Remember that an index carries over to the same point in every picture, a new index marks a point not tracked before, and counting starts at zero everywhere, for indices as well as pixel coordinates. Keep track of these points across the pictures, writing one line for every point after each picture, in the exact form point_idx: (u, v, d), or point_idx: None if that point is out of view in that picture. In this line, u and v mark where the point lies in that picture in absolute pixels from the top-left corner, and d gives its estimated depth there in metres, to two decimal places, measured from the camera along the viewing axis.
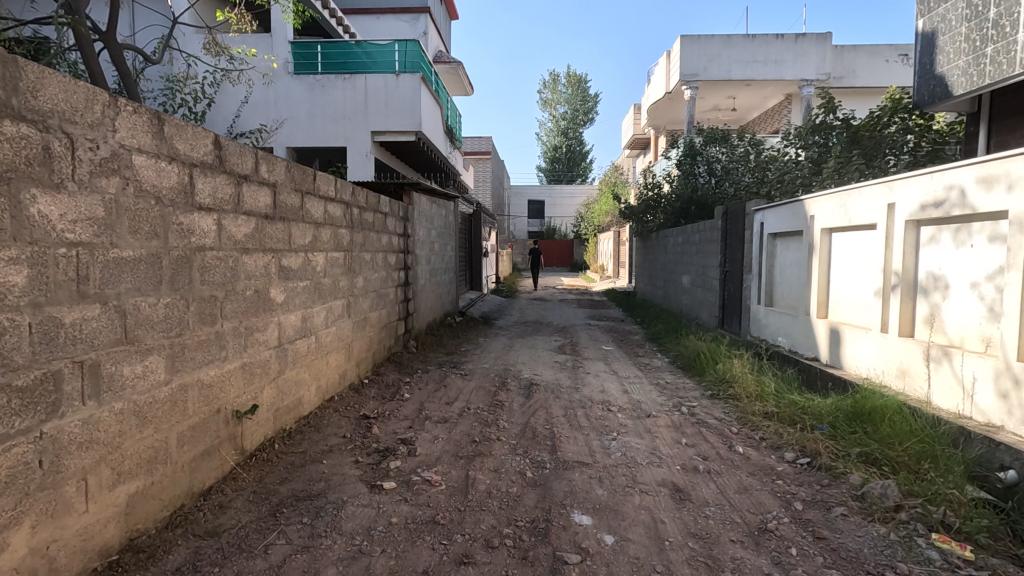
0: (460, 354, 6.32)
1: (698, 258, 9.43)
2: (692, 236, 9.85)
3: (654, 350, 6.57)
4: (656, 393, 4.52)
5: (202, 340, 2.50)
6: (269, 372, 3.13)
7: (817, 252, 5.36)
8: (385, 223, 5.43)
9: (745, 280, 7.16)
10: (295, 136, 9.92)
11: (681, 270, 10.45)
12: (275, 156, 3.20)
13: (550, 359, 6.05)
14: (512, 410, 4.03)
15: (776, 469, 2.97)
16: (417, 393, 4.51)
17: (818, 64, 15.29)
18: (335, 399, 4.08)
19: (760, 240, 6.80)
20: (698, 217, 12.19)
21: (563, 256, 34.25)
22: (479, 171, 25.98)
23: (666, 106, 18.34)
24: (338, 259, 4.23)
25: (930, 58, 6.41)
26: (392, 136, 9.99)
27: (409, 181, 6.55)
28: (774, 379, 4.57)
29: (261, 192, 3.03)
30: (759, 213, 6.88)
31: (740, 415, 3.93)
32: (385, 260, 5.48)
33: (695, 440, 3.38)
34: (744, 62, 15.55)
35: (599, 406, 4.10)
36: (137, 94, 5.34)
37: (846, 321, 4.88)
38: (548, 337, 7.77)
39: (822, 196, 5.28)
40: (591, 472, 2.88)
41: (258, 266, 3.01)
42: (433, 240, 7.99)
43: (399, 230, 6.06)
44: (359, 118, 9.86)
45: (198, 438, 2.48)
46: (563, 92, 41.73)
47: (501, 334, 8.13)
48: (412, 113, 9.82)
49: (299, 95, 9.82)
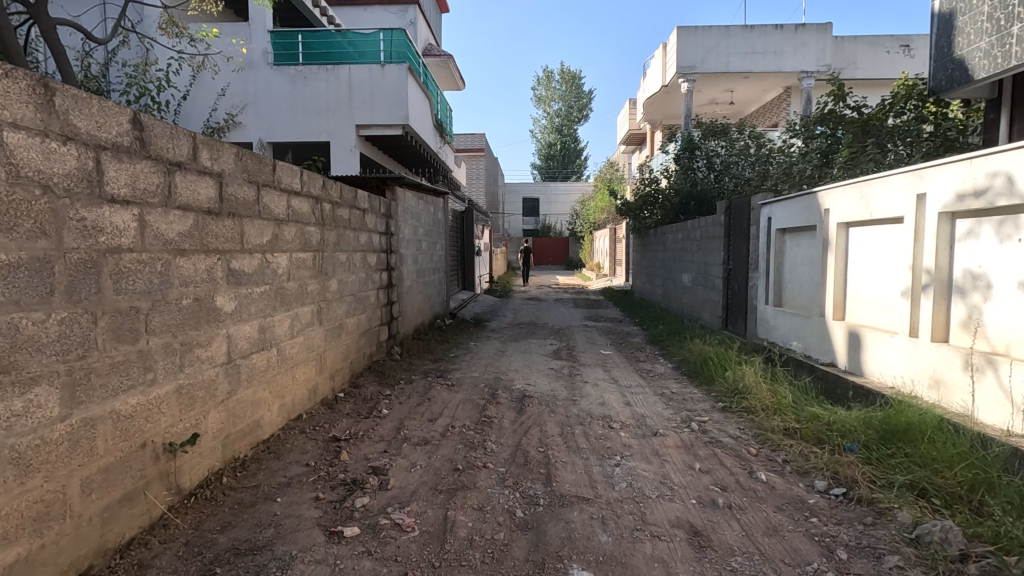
0: (448, 361, 5.88)
1: (699, 256, 9.02)
2: (693, 232, 9.43)
3: (657, 355, 6.15)
4: (662, 406, 4.09)
5: (116, 361, 2.04)
6: (214, 394, 2.68)
7: (833, 248, 4.94)
8: (363, 220, 4.99)
9: (751, 279, 6.77)
10: (275, 130, 9.44)
11: (682, 268, 10.04)
12: (221, 141, 2.74)
13: (545, 365, 5.61)
14: (502, 429, 3.58)
15: (808, 503, 2.54)
16: (396, 408, 4.06)
17: (818, 55, 14.91)
18: (303, 419, 3.63)
19: (766, 236, 6.38)
20: (698, 213, 11.77)
21: (558, 254, 33.83)
22: (473, 168, 25.52)
23: (663, 100, 17.92)
24: (306, 261, 3.78)
25: (948, 41, 5.99)
26: (378, 130, 9.53)
27: (392, 176, 6.05)
28: (790, 390, 4.15)
29: (202, 183, 2.57)
30: (765, 207, 6.46)
31: (757, 431, 3.50)
32: (364, 260, 5.04)
33: (710, 465, 2.95)
34: (742, 54, 15.15)
35: (599, 423, 3.67)
36: (72, 76, 4.89)
37: (869, 324, 4.46)
38: (542, 340, 7.33)
39: (839, 187, 4.85)
40: (592, 511, 2.44)
41: (199, 270, 2.55)
42: (421, 239, 7.54)
43: (381, 229, 5.61)
44: (343, 111, 9.39)
45: (115, 482, 2.03)
46: (557, 89, 41.29)
47: (494, 337, 7.69)
48: (399, 105, 9.35)
49: (278, 87, 9.34)
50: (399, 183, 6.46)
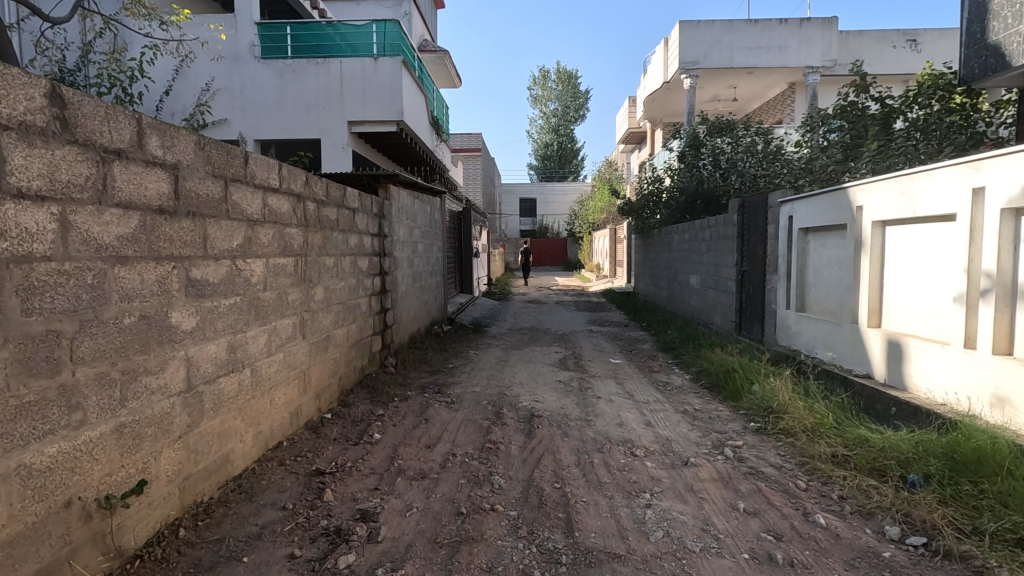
0: (447, 373, 5.44)
1: (709, 257, 8.63)
2: (702, 232, 9.03)
3: (671, 364, 5.73)
4: (687, 426, 3.67)
5: (25, 403, 1.59)
6: (169, 429, 2.22)
7: (868, 249, 4.52)
8: (353, 221, 4.55)
9: (769, 281, 6.38)
10: (263, 127, 8.99)
11: (690, 270, 9.63)
12: (177, 126, 2.30)
13: (551, 378, 5.17)
14: (510, 459, 3.14)
15: (884, 558, 2.11)
16: (390, 432, 3.62)
17: (824, 50, 14.55)
18: (283, 447, 3.18)
19: (787, 236, 5.98)
20: (706, 212, 11.43)
21: (556, 254, 33.44)
22: (470, 168, 25.07)
23: (664, 97, 17.52)
24: (287, 267, 3.34)
25: (981, 26, 5.57)
26: (371, 126, 9.09)
27: (384, 174, 5.60)
28: (829, 407, 3.72)
29: (149, 176, 2.12)
30: (785, 205, 6.04)
31: (801, 458, 3.07)
32: (354, 265, 4.60)
33: (757, 505, 2.53)
34: (746, 49, 14.76)
35: (619, 450, 3.24)
36: (13, 56, 4.45)
37: (913, 332, 4.04)
38: (547, 348, 6.89)
39: (874, 181, 4.44)
40: (627, 571, 2.00)
41: (147, 281, 2.11)
42: (417, 241, 7.10)
43: (373, 230, 5.17)
44: (335, 107, 8.94)
45: (24, 556, 1.59)
46: (554, 89, 40.90)
47: (495, 345, 7.26)
48: (393, 101, 8.91)
49: (267, 82, 8.89)
50: (393, 181, 6.02)
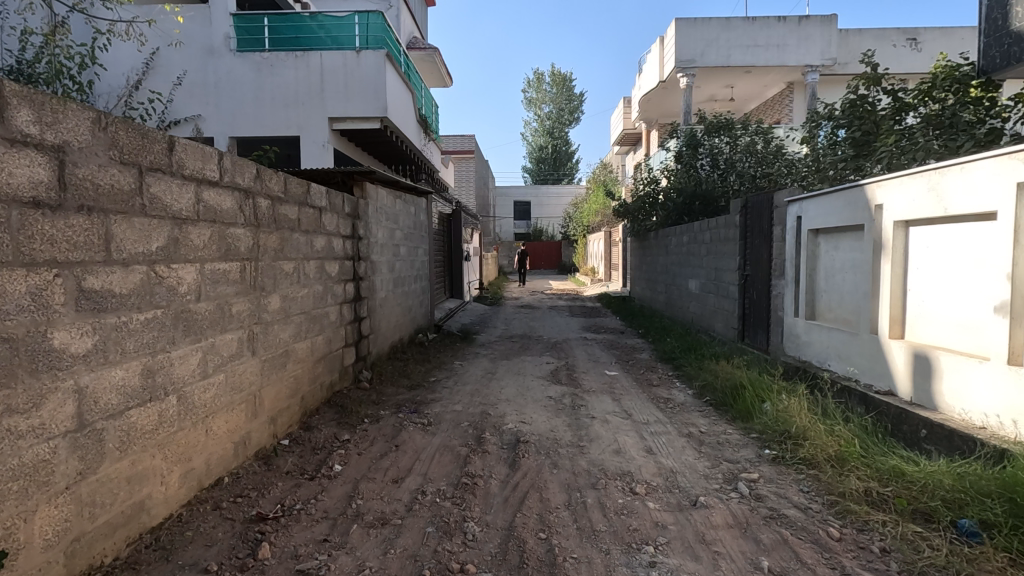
0: (428, 387, 4.99)
1: (710, 261, 8.21)
2: (702, 234, 8.62)
3: (672, 377, 5.29)
4: (693, 454, 3.23)
5: None
6: (47, 482, 1.75)
7: (889, 252, 4.09)
8: (320, 221, 4.10)
9: (775, 286, 5.97)
10: (238, 124, 8.51)
11: (689, 274, 9.21)
12: (64, 99, 1.84)
13: (541, 393, 4.72)
14: (489, 498, 2.68)
15: None
16: (354, 462, 3.16)
17: (823, 48, 14.23)
18: (223, 484, 2.72)
19: (795, 238, 5.55)
20: (704, 214, 10.95)
21: (551, 258, 33.05)
22: (463, 171, 24.63)
23: (660, 97, 17.16)
24: (232, 274, 2.88)
25: (1002, 13, 5.39)
26: (353, 124, 8.63)
27: (359, 171, 5.16)
28: (853, 431, 3.29)
29: (13, 158, 1.65)
30: (792, 205, 5.62)
31: (829, 496, 2.63)
32: (322, 271, 4.14)
33: (784, 563, 2.08)
34: (744, 46, 14.42)
35: (616, 484, 2.80)
36: None
37: (944, 345, 3.61)
38: (538, 358, 6.45)
39: (896, 177, 4.01)
40: None
41: (13, 293, 1.65)
42: (399, 243, 6.65)
43: (346, 232, 4.72)
44: (315, 103, 8.48)
45: None
46: (548, 92, 40.60)
47: (484, 354, 6.80)
48: (377, 96, 8.46)
49: (242, 77, 8.43)
50: (371, 180, 5.58)
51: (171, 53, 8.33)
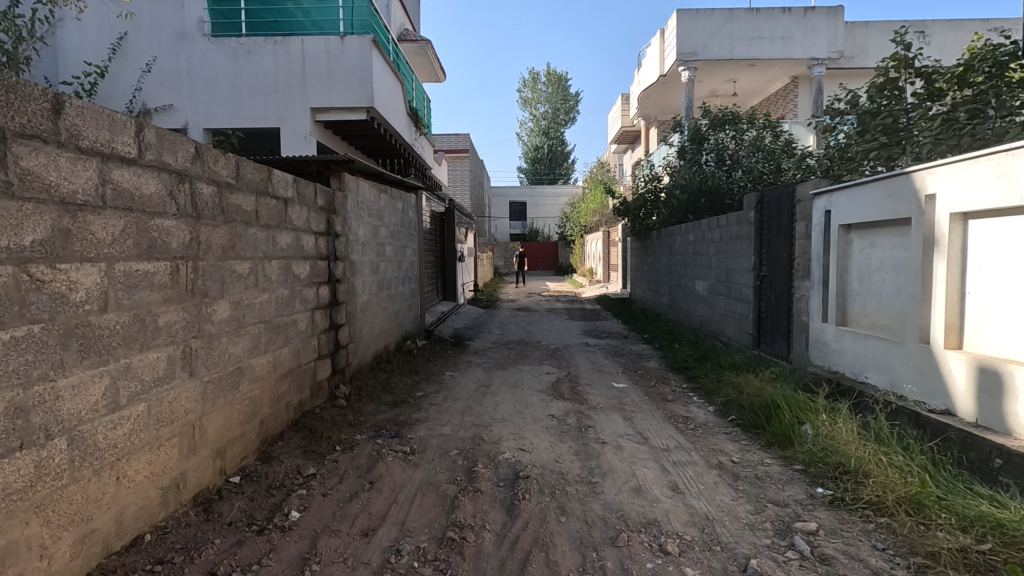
0: (414, 404, 4.42)
1: (720, 261, 7.66)
2: (711, 233, 8.08)
3: (688, 391, 4.72)
4: (730, 492, 2.67)
5: None
6: None
7: (944, 250, 3.53)
8: (285, 215, 3.52)
9: (799, 289, 5.43)
10: (213, 114, 7.92)
11: (696, 275, 8.67)
12: None
13: (542, 412, 4.14)
14: (481, 561, 2.10)
15: None
16: (317, 506, 2.58)
17: (830, 41, 13.74)
18: (142, 545, 2.13)
19: (822, 235, 5.00)
20: (710, 211, 10.32)
21: (546, 259, 32.53)
22: (456, 171, 24.05)
23: (660, 92, 16.65)
24: (159, 276, 2.30)
25: None
26: (337, 115, 8.04)
27: (336, 160, 4.59)
28: (921, 465, 2.72)
29: None
30: (819, 198, 5.06)
31: (915, 559, 2.06)
32: (287, 272, 3.55)
33: None
34: (748, 39, 13.90)
35: (642, 539, 2.23)
36: None
37: (1019, 359, 3.04)
38: (537, 368, 5.87)
39: (952, 163, 3.46)
40: None
41: None
42: (384, 242, 6.07)
43: (319, 228, 4.14)
44: (296, 92, 7.89)
45: None
46: (544, 91, 40.11)
47: (477, 364, 6.21)
48: (362, 85, 7.87)
49: (218, 63, 7.84)
50: (352, 172, 5.02)
51: (140, 38, 7.75)
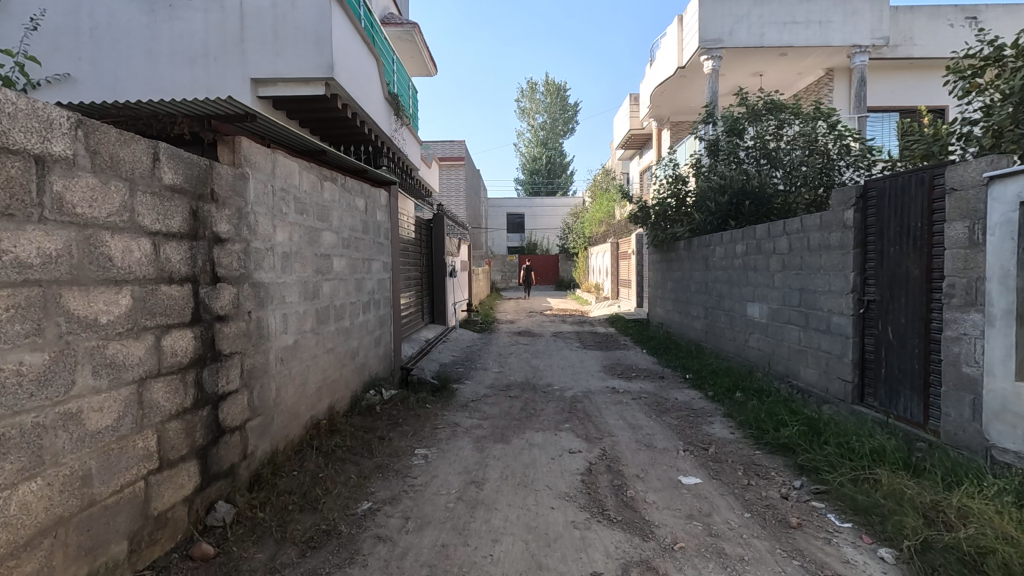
0: (342, 537, 2.48)
1: (790, 278, 5.79)
2: (772, 242, 6.22)
3: (815, 504, 2.82)
4: None
5: None
6: None
7: None
8: (39, 194, 1.64)
9: (956, 324, 3.54)
10: (124, 88, 6.04)
11: (748, 296, 6.81)
12: None
13: (577, 569, 2.22)
14: None
15: None
16: None
17: (874, 26, 12.04)
18: None
19: (1015, 242, 3.12)
20: (755, 216, 8.62)
21: (548, 273, 30.58)
22: (451, 180, 22.21)
23: (675, 88, 14.93)
24: None
25: None
26: (286, 89, 6.16)
27: (223, 115, 2.76)
28: None
29: None
30: (1005, 183, 3.19)
31: None
32: (47, 317, 1.66)
33: None
34: (780, 24, 12.21)
35: None
36: None
37: None
38: (553, 439, 3.96)
39: None
40: None
41: None
42: (329, 254, 4.16)
43: (169, 225, 2.25)
44: (233, 58, 6.03)
45: None
46: (541, 101, 38.50)
47: (467, 429, 4.29)
48: (318, 49, 6.03)
49: (129, 22, 5.98)
50: (263, 139, 3.17)
51: None
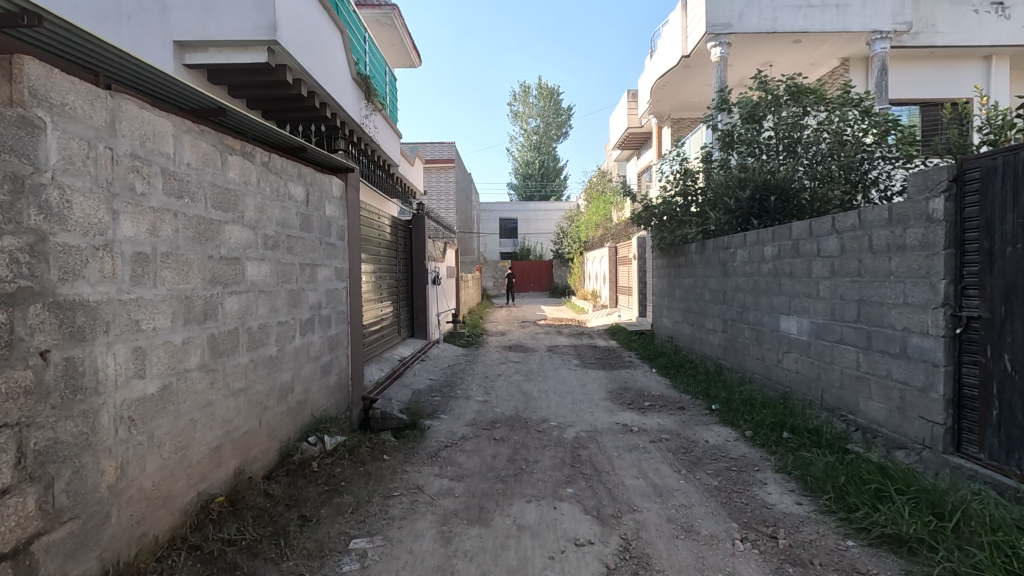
0: None
1: (842, 287, 4.66)
2: (816, 242, 5.08)
3: None
4: None
5: None
6: None
7: None
8: None
9: None
10: None
11: (782, 307, 5.68)
12: None
13: None
14: None
15: None
16: None
17: (896, 10, 11.00)
18: None
19: None
20: (779, 214, 7.51)
21: (541, 278, 29.49)
22: (440, 183, 21.11)
23: (678, 81, 13.88)
24: None
25: None
26: (220, 55, 4.99)
27: None
28: None
29: None
30: None
31: None
32: None
33: None
34: (795, 7, 11.15)
35: None
36: None
37: None
38: (551, 519, 2.78)
39: None
40: None
41: None
42: (237, 255, 2.97)
43: None
44: (151, 15, 4.85)
45: None
46: (534, 105, 37.55)
47: (431, 498, 3.10)
48: (257, 5, 4.87)
49: None
50: (92, 76, 2.04)
51: None
